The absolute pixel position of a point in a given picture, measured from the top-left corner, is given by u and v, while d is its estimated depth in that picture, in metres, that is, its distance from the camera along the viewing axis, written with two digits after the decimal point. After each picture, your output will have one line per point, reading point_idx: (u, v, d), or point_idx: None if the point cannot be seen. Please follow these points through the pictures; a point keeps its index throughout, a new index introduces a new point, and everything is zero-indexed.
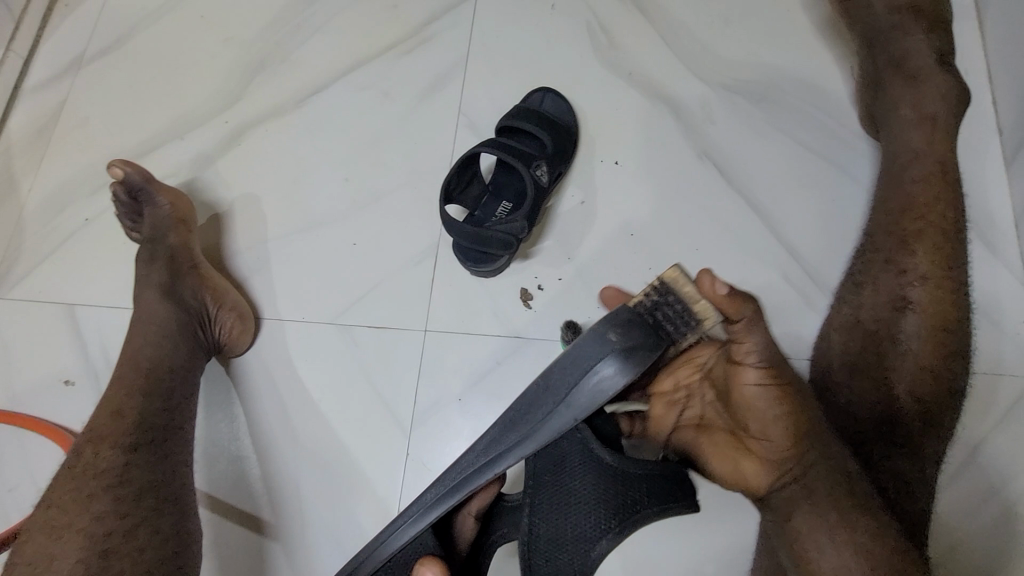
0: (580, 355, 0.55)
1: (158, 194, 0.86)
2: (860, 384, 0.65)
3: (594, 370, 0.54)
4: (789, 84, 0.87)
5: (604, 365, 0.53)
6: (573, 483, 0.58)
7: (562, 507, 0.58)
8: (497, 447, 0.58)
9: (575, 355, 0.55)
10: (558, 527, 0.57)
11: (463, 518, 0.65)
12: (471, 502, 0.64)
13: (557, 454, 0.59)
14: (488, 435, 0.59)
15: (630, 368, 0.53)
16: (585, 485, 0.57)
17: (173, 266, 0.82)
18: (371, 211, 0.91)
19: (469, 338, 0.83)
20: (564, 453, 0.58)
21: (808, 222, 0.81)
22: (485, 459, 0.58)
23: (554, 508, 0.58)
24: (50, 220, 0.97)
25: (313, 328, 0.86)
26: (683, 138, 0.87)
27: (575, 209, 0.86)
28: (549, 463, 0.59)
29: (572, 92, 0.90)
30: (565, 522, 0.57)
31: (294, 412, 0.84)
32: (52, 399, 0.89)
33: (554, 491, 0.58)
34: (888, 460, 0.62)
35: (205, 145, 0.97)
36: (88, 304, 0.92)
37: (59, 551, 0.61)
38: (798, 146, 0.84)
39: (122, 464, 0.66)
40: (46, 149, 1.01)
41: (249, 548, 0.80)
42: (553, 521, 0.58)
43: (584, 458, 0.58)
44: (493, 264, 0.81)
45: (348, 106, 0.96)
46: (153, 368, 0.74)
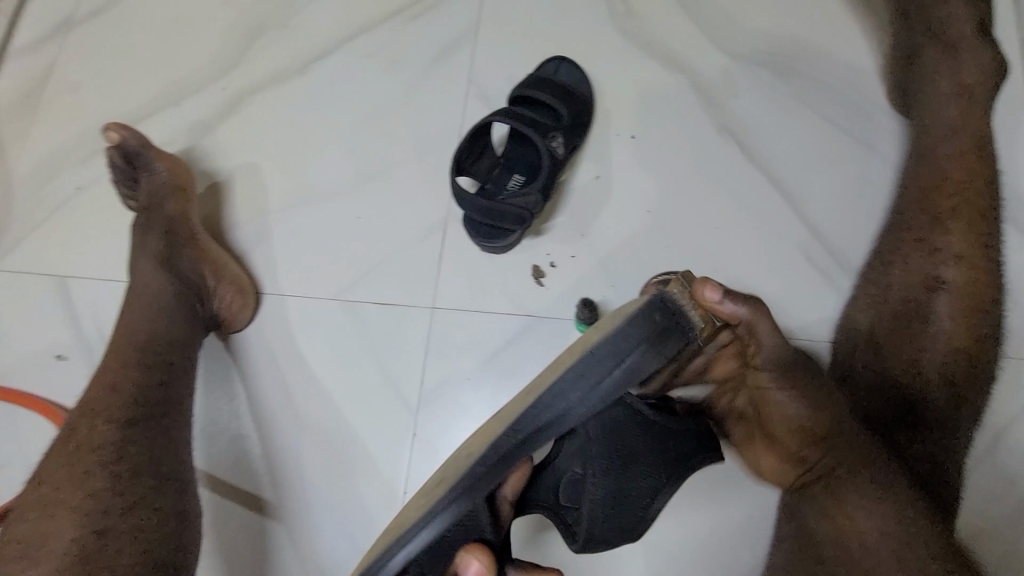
0: (624, 337, 0.52)
1: (155, 160, 0.82)
2: (890, 364, 0.64)
3: (623, 369, 0.52)
4: (814, 56, 0.83)
5: (637, 353, 0.52)
6: (629, 440, 0.59)
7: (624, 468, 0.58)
8: (557, 413, 0.53)
9: (619, 336, 0.52)
10: (624, 489, 0.58)
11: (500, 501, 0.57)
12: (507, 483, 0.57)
13: (610, 420, 0.59)
14: (544, 397, 0.54)
15: (667, 353, 0.52)
16: (638, 439, 0.59)
17: (171, 235, 0.78)
18: (377, 183, 0.87)
19: (479, 316, 0.81)
20: (616, 417, 0.59)
21: (832, 201, 0.79)
22: (550, 418, 0.53)
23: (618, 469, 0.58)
24: (39, 189, 0.93)
25: (317, 304, 0.83)
26: (703, 113, 0.83)
27: (591, 183, 0.82)
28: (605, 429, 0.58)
29: (588, 61, 0.87)
30: (630, 482, 0.58)
31: (298, 391, 0.81)
32: (44, 374, 0.85)
33: (614, 451, 0.58)
34: (919, 442, 0.61)
35: (203, 112, 0.93)
36: (80, 277, 0.89)
37: (53, 529, 0.58)
38: (822, 122, 0.81)
39: (119, 440, 0.63)
40: (34, 115, 0.96)
41: (251, 530, 0.78)
42: (619, 484, 0.58)
43: (631, 416, 0.60)
44: (504, 239, 0.78)
45: (352, 74, 0.92)
46: (151, 341, 0.71)
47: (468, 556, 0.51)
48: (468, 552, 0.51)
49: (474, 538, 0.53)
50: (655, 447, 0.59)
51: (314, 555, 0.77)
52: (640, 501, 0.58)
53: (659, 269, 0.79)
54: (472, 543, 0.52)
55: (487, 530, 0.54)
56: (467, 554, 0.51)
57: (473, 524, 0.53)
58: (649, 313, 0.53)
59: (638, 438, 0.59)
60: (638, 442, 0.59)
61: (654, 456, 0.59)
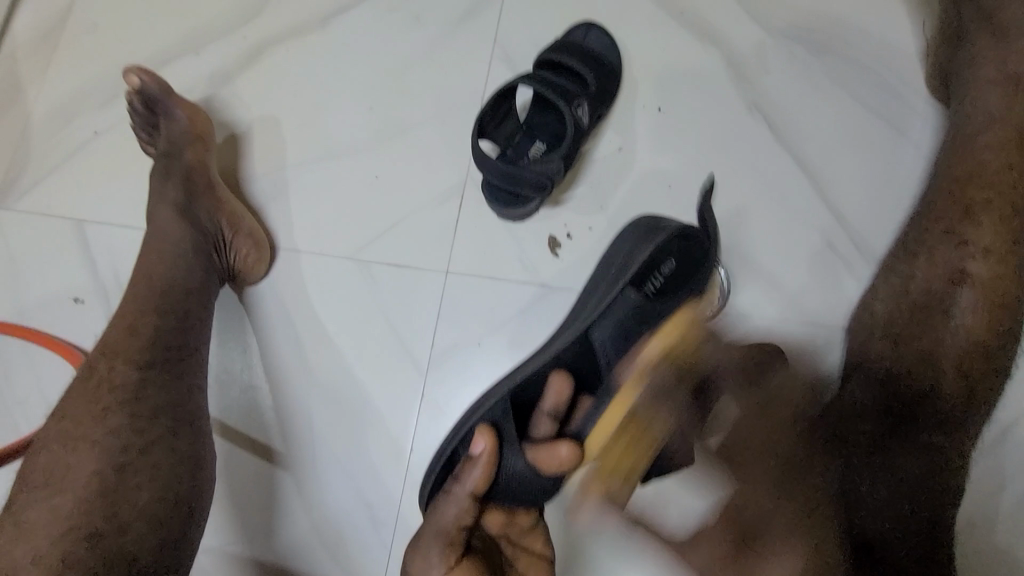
0: (619, 249, 0.71)
1: (174, 106, 0.81)
2: (902, 352, 0.66)
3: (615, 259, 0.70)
4: (853, 35, 0.81)
5: (631, 230, 0.71)
6: (650, 329, 0.64)
7: (658, 334, 0.64)
8: (571, 319, 0.70)
9: (615, 252, 0.71)
10: None
11: (538, 420, 0.61)
12: (545, 399, 0.61)
13: (624, 314, 0.64)
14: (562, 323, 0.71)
15: (654, 238, 0.66)
16: (657, 328, 0.64)
17: (189, 184, 0.78)
18: (396, 144, 0.86)
19: (492, 283, 0.81)
20: (623, 315, 0.64)
21: (859, 187, 0.77)
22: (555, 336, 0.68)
23: (634, 343, 0.64)
24: (56, 132, 0.93)
25: (331, 262, 0.83)
26: (732, 90, 0.81)
27: (613, 155, 0.81)
28: (635, 326, 0.64)
29: (620, 29, 0.84)
30: None
31: (310, 347, 0.82)
32: (61, 315, 0.87)
33: (634, 337, 0.64)
34: (923, 433, 0.63)
35: (224, 61, 0.91)
36: (97, 221, 0.89)
37: (75, 462, 0.59)
38: (855, 105, 0.79)
39: (138, 380, 0.64)
40: (53, 54, 0.95)
41: (260, 478, 0.80)
42: (644, 347, 0.64)
43: (643, 309, 0.64)
44: (522, 207, 0.77)
45: (376, 29, 0.90)
46: (168, 289, 0.71)
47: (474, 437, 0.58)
48: (476, 433, 0.58)
49: (491, 424, 0.60)
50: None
51: (319, 504, 0.79)
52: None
53: None
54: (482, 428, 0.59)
55: (504, 419, 0.60)
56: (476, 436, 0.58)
57: (500, 416, 0.61)
58: (607, 273, 0.69)
59: (653, 330, 0.65)
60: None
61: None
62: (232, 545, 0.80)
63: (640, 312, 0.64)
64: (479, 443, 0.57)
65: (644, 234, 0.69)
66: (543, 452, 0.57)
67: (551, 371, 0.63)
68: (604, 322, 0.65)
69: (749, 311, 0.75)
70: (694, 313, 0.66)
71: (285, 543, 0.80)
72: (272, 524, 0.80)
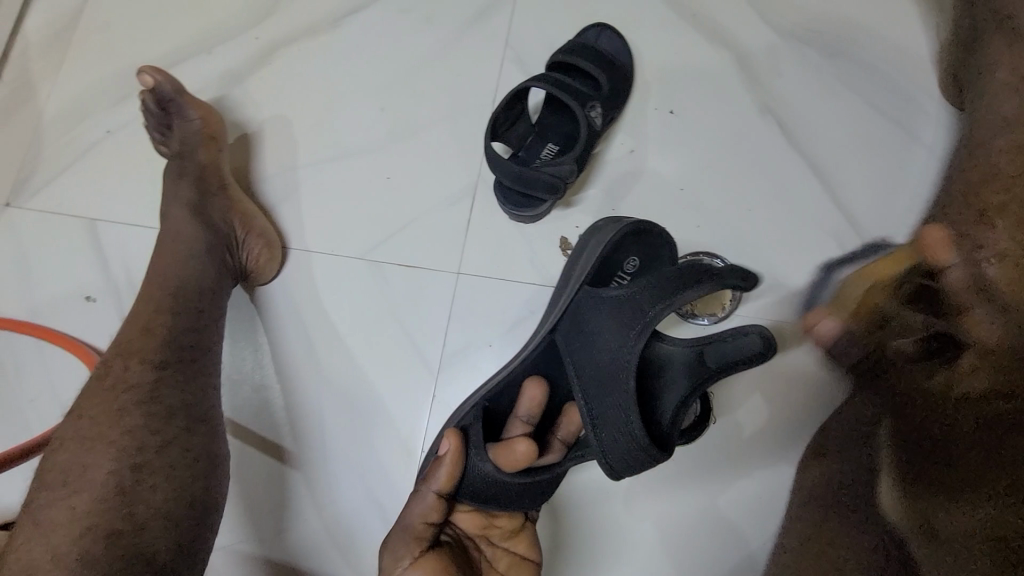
0: (584, 247, 0.75)
1: (188, 106, 0.81)
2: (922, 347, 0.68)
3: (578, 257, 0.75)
4: (867, 38, 0.80)
5: (599, 226, 0.75)
6: (602, 318, 0.68)
7: (608, 322, 0.68)
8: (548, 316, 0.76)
9: (583, 248, 0.76)
10: (598, 343, 0.68)
11: (512, 422, 0.73)
12: (519, 406, 0.73)
13: (580, 309, 0.71)
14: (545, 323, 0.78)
15: (604, 236, 0.72)
16: (608, 316, 0.68)
17: (202, 185, 0.78)
18: (407, 145, 0.86)
19: (504, 285, 0.81)
20: (581, 309, 0.71)
21: (871, 190, 0.77)
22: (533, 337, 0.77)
23: (587, 335, 0.69)
24: (69, 131, 0.93)
25: (343, 262, 0.84)
26: (744, 92, 0.81)
27: (625, 157, 0.81)
28: (585, 317, 0.70)
29: (632, 31, 0.84)
30: (605, 333, 0.68)
31: (321, 347, 0.82)
32: (74, 314, 0.87)
33: (589, 329, 0.69)
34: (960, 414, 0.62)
35: (236, 61, 0.92)
36: (109, 221, 0.89)
37: (91, 462, 0.59)
38: (867, 108, 0.79)
39: (154, 380, 0.64)
40: (65, 53, 0.95)
41: (271, 477, 0.81)
42: (596, 338, 0.68)
43: (594, 301, 0.70)
44: (535, 209, 0.77)
45: (387, 30, 0.90)
46: (182, 288, 0.71)
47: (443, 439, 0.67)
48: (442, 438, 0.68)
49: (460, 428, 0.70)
50: (618, 351, 0.66)
51: (331, 504, 0.80)
52: (612, 397, 0.65)
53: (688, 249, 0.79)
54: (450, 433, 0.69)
55: (470, 425, 0.70)
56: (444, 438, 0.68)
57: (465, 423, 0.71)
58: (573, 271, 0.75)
59: (609, 319, 0.68)
60: (608, 333, 0.67)
61: (610, 342, 0.67)
62: (243, 543, 0.80)
63: (589, 304, 0.70)
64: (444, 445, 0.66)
65: (593, 233, 0.75)
66: (499, 451, 0.67)
67: (526, 378, 0.74)
68: (565, 319, 0.72)
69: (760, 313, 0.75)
70: (659, 294, 0.64)
71: (297, 542, 0.80)
72: (283, 524, 0.80)
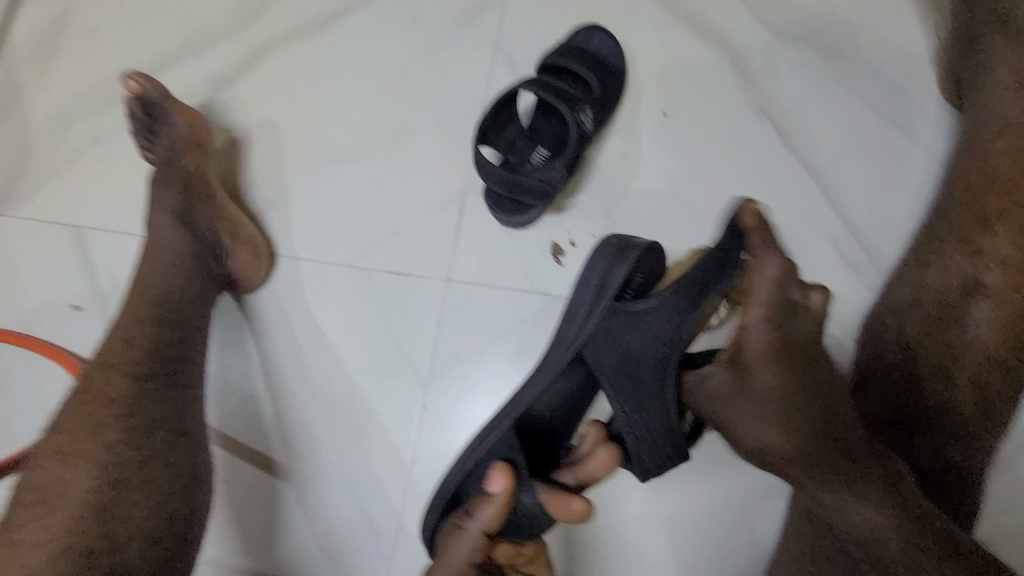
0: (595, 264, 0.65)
1: (173, 112, 0.80)
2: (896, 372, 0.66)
3: (597, 269, 0.64)
4: (863, 38, 0.79)
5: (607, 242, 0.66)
6: (642, 325, 0.61)
7: (643, 322, 0.61)
8: (560, 335, 0.66)
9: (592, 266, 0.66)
10: (628, 352, 0.61)
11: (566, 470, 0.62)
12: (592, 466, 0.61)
13: (623, 321, 0.61)
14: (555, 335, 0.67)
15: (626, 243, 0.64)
16: (652, 327, 0.60)
17: (187, 192, 0.77)
18: (397, 149, 0.85)
19: (494, 291, 0.79)
20: (618, 323, 0.61)
21: (868, 194, 0.76)
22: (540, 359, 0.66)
23: (627, 345, 0.61)
24: (55, 138, 0.92)
25: (331, 269, 0.82)
26: (740, 94, 0.80)
27: (617, 161, 0.80)
28: (626, 321, 0.61)
29: (624, 31, 0.82)
30: (642, 334, 0.61)
31: (310, 356, 0.81)
32: (61, 323, 0.86)
33: (631, 339, 0.61)
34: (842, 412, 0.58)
35: (223, 65, 0.90)
36: (96, 228, 0.88)
37: (71, 479, 0.58)
38: (863, 109, 0.78)
39: (136, 393, 0.63)
40: (52, 59, 0.94)
41: (261, 488, 0.80)
42: (630, 348, 0.61)
43: (630, 314, 0.60)
44: (524, 215, 0.76)
45: (376, 32, 0.88)
46: (166, 297, 0.69)
47: (490, 474, 0.58)
48: (494, 470, 0.58)
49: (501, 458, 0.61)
50: (659, 347, 0.60)
51: (321, 515, 0.79)
52: (649, 393, 0.60)
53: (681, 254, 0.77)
54: (498, 468, 0.58)
55: (514, 454, 0.61)
56: (493, 473, 0.58)
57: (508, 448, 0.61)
58: (594, 274, 0.64)
59: (647, 323, 0.61)
60: (642, 330, 0.61)
61: (648, 335, 0.61)
62: (234, 554, 0.79)
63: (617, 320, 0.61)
64: (495, 483, 0.58)
65: (616, 249, 0.64)
66: (558, 502, 0.58)
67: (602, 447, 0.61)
68: (604, 323, 0.61)
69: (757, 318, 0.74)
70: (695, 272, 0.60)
71: (287, 554, 0.79)
72: (273, 535, 0.79)
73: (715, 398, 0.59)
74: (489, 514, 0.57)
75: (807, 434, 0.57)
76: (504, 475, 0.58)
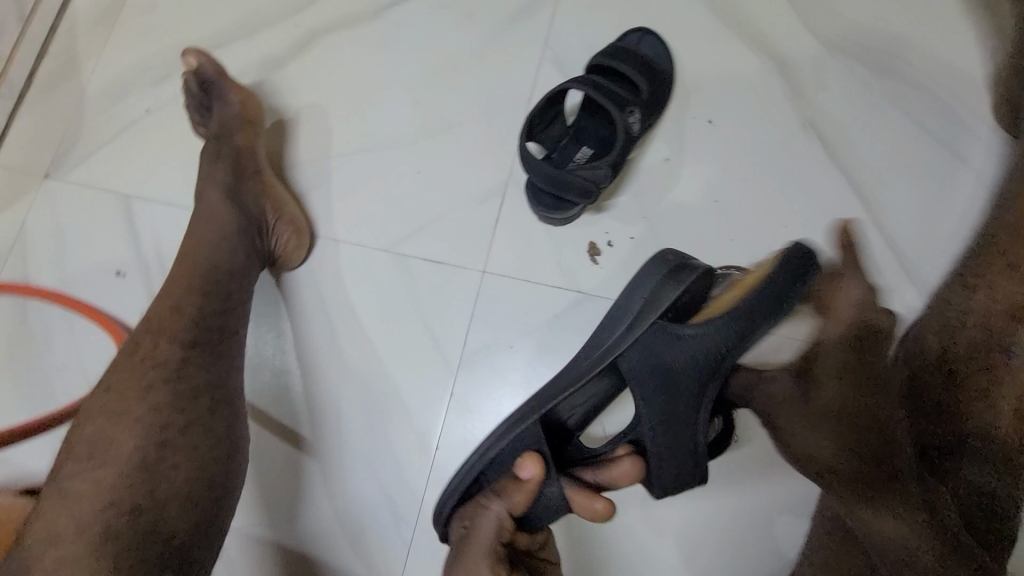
0: (647, 279, 0.64)
1: (228, 89, 0.82)
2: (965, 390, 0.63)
3: (649, 287, 0.63)
4: (917, 56, 0.78)
5: (665, 259, 0.64)
6: (680, 361, 0.60)
7: (683, 357, 0.60)
8: (591, 346, 0.65)
9: (643, 278, 0.64)
10: (666, 391, 0.60)
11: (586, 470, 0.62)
12: (618, 466, 0.61)
13: (658, 351, 0.60)
14: (589, 341, 0.66)
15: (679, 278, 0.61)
16: (688, 365, 0.60)
17: (237, 168, 0.79)
18: (441, 140, 0.86)
19: (529, 286, 0.80)
20: (655, 349, 0.60)
21: (912, 214, 0.75)
22: (573, 362, 0.66)
23: (660, 378, 0.60)
24: (109, 108, 0.95)
25: (369, 254, 0.84)
26: (787, 106, 0.79)
27: (660, 165, 0.80)
28: (665, 350, 0.60)
29: (675, 37, 0.83)
30: (678, 372, 0.60)
31: (342, 336, 0.82)
32: (105, 288, 0.89)
33: (665, 375, 0.60)
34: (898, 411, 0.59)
35: (276, 47, 0.92)
36: (144, 198, 0.91)
37: (117, 436, 0.60)
38: (913, 128, 0.77)
39: (181, 359, 0.64)
40: (111, 32, 0.97)
41: (287, 462, 0.81)
42: (662, 383, 0.60)
43: (669, 342, 0.60)
44: (565, 212, 0.76)
45: (427, 24, 0.90)
46: (212, 268, 0.71)
47: (523, 459, 0.58)
48: (527, 456, 0.58)
49: (533, 451, 0.60)
50: (693, 373, 0.60)
51: (343, 493, 0.80)
52: (684, 409, 0.61)
53: (719, 262, 0.77)
54: (532, 453, 0.59)
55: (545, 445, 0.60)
56: (526, 459, 0.58)
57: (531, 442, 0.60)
58: (647, 290, 0.63)
59: (684, 362, 0.60)
60: (679, 365, 0.60)
61: (683, 373, 0.60)
62: (256, 526, 0.81)
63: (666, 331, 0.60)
64: (527, 467, 0.58)
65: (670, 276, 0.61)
66: (581, 497, 0.58)
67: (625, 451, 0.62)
68: (644, 347, 0.60)
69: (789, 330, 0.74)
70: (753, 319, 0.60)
71: (308, 529, 0.80)
72: (296, 509, 0.81)
73: (779, 401, 0.61)
74: (517, 496, 0.57)
75: (850, 433, 0.57)
76: (538, 460, 0.58)
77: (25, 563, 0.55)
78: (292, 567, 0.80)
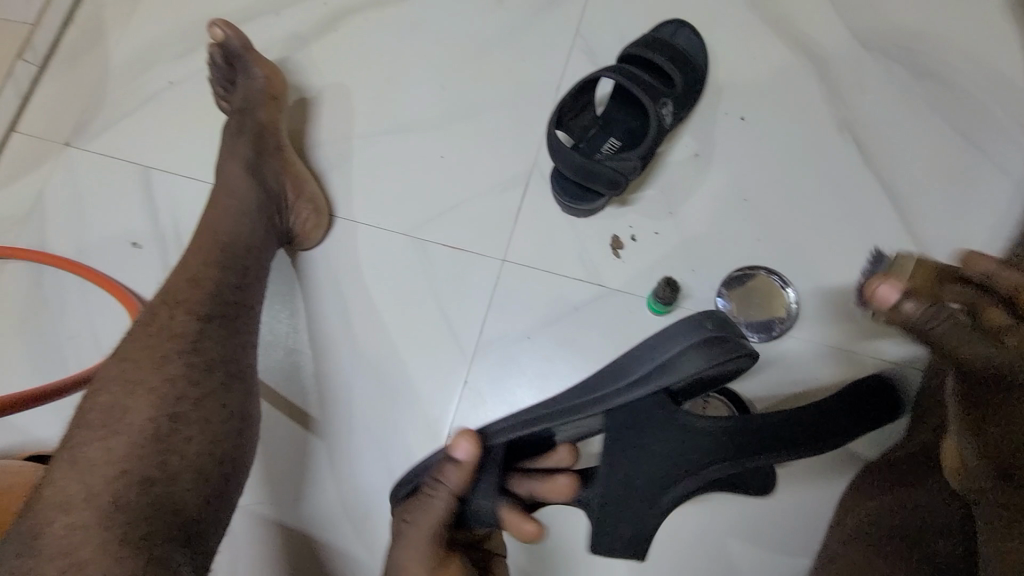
0: (677, 334, 0.55)
1: (254, 64, 0.81)
2: None
3: (674, 347, 0.55)
4: (960, 61, 0.76)
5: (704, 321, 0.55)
6: (658, 440, 0.57)
7: (664, 438, 0.57)
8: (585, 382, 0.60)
9: (674, 332, 0.55)
10: (637, 471, 0.57)
11: (524, 479, 0.62)
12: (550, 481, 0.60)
13: (637, 422, 0.56)
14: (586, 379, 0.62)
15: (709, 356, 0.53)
16: (670, 453, 0.57)
17: (259, 143, 0.78)
18: (465, 125, 0.85)
19: (549, 277, 0.79)
20: (637, 418, 0.56)
21: (946, 222, 0.73)
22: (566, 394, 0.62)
23: (635, 454, 0.57)
24: (133, 79, 0.94)
25: (387, 237, 0.83)
26: (823, 107, 0.78)
27: (688, 160, 0.78)
28: (654, 420, 0.56)
29: (710, 30, 0.81)
30: (654, 448, 0.57)
31: (357, 319, 0.81)
32: (120, 259, 0.88)
33: (639, 453, 0.57)
34: None
35: (303, 24, 0.91)
36: (163, 170, 0.90)
37: (130, 406, 0.59)
38: (951, 135, 0.75)
39: (197, 332, 0.64)
40: (137, 2, 0.96)
41: (294, 443, 0.80)
42: (635, 463, 0.57)
43: (659, 420, 0.56)
44: (590, 203, 0.75)
45: (457, 7, 0.88)
46: (230, 243, 0.70)
47: (457, 439, 0.59)
48: (461, 435, 0.58)
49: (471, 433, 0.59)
50: (671, 459, 0.57)
51: (350, 477, 0.79)
52: (642, 491, 0.57)
53: (744, 261, 0.76)
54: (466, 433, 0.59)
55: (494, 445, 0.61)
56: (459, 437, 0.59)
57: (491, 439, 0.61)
58: (675, 334, 0.55)
59: (666, 443, 0.57)
60: (660, 448, 0.57)
61: (659, 454, 0.57)
62: (261, 505, 0.80)
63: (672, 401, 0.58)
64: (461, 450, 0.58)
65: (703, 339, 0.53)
66: (514, 515, 0.57)
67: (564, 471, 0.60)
68: (632, 422, 0.56)
69: (812, 334, 0.73)
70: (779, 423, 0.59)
71: (313, 512, 0.79)
72: (301, 490, 0.80)
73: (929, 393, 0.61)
74: (452, 491, 0.58)
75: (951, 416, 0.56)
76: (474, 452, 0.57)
77: (33, 530, 0.54)
78: (295, 549, 0.79)
